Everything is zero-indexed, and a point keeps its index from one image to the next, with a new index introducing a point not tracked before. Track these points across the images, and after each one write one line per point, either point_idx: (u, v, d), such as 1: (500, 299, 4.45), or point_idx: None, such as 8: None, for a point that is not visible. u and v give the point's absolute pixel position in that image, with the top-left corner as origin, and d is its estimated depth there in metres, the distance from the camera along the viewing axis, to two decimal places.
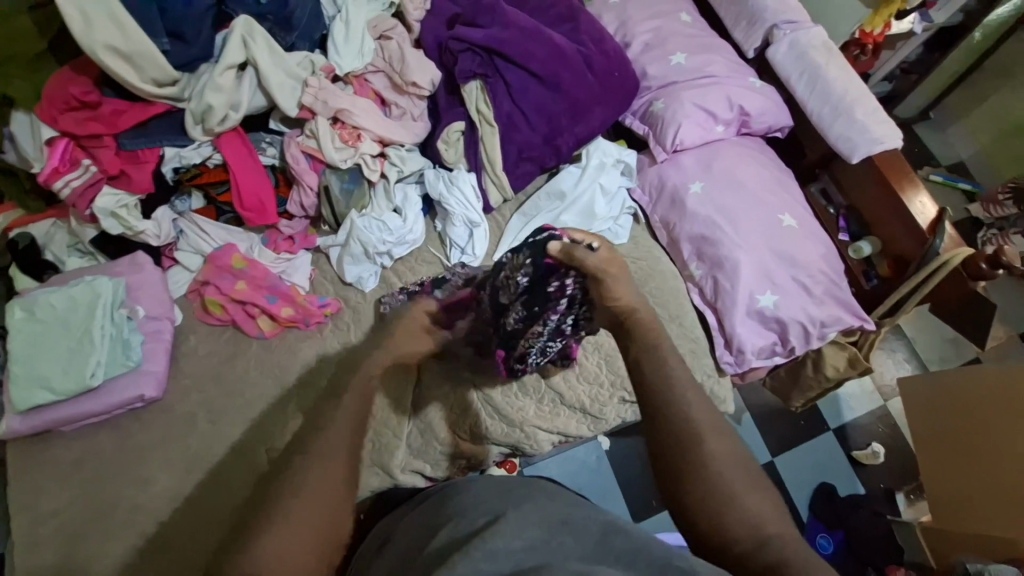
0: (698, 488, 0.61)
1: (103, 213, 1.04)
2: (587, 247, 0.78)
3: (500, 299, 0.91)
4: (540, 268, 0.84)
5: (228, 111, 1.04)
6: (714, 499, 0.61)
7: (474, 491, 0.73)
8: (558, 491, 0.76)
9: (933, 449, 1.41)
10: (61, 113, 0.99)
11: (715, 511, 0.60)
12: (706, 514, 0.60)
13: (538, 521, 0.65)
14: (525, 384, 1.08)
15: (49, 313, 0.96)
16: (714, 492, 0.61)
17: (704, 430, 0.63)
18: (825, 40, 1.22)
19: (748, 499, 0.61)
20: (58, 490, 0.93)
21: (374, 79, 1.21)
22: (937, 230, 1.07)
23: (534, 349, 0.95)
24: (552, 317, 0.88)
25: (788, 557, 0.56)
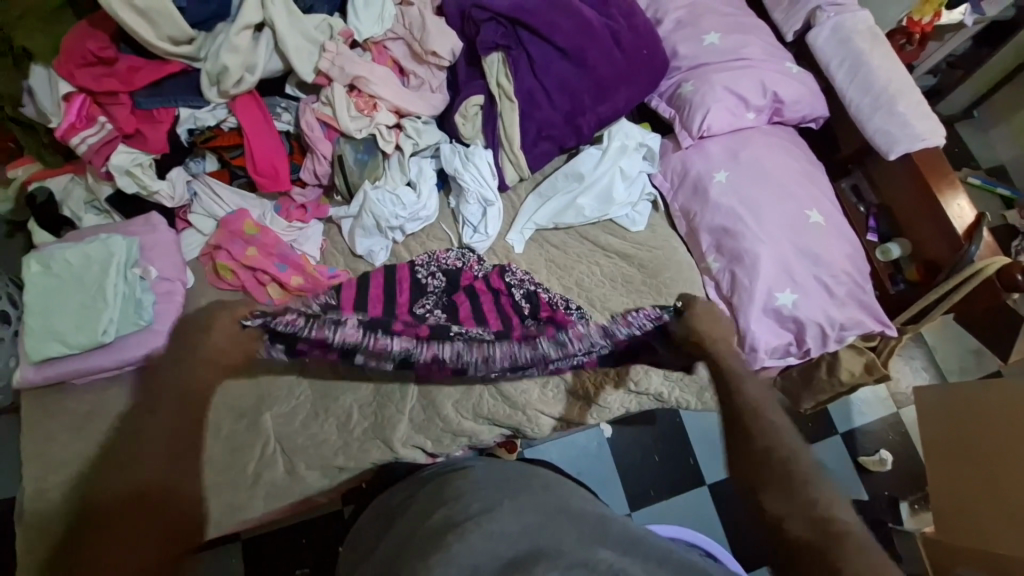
0: (759, 463, 0.68)
1: (119, 170, 1.04)
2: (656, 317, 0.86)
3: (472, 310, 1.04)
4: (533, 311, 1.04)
5: (244, 74, 1.03)
6: (777, 482, 0.67)
7: (476, 476, 0.72)
8: (558, 479, 0.76)
9: (946, 464, 1.38)
10: (80, 67, 0.99)
11: (781, 491, 0.66)
12: (774, 501, 0.66)
13: (538, 506, 0.65)
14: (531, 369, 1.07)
15: (64, 269, 0.97)
16: (776, 477, 0.67)
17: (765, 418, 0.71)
18: (871, 26, 1.15)
19: (820, 488, 0.66)
20: (71, 441, 0.96)
21: (394, 47, 1.18)
22: (974, 235, 1.02)
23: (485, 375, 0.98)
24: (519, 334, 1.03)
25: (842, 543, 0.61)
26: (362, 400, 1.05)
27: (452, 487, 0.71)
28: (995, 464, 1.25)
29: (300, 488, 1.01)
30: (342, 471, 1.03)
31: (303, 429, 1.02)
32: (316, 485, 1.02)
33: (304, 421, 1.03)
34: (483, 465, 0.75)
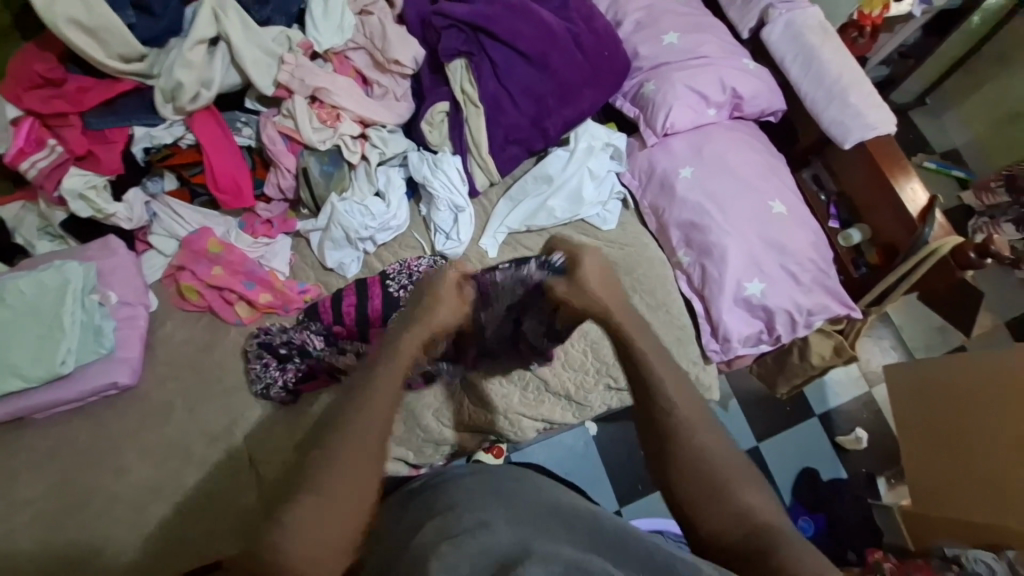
0: (693, 471, 0.60)
1: (71, 195, 0.99)
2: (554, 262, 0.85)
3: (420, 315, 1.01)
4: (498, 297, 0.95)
5: (200, 89, 1.00)
6: (706, 492, 0.60)
7: (466, 484, 0.70)
8: (549, 483, 0.75)
9: (922, 446, 1.41)
10: (26, 90, 0.95)
11: (709, 501, 0.59)
12: (708, 516, 0.59)
13: (532, 515, 0.64)
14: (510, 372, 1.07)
15: (17, 300, 0.92)
16: (708, 486, 0.60)
17: (692, 428, 0.61)
18: (821, 21, 1.18)
19: (751, 494, 0.59)
20: (33, 478, 0.91)
21: (355, 57, 1.17)
22: (927, 218, 1.06)
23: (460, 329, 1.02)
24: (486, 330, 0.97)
25: (775, 545, 0.56)
26: None
27: (444, 499, 0.68)
28: (970, 445, 1.29)
29: None
30: None
31: None
32: None
33: None
34: (472, 475, 0.73)
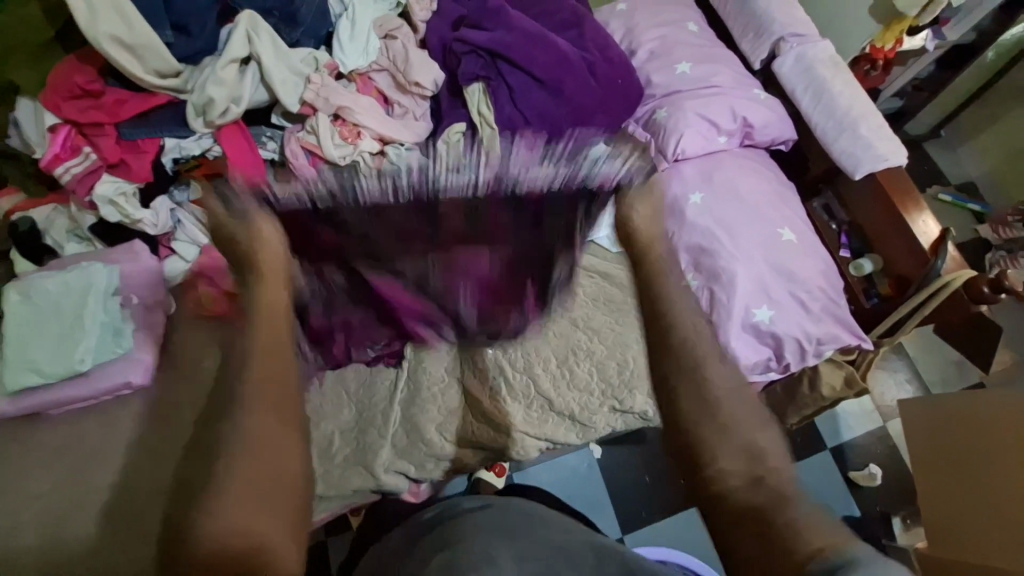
0: (697, 409, 0.61)
1: (102, 200, 1.03)
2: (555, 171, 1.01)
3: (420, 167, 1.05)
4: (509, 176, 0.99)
5: (229, 105, 1.04)
6: (709, 431, 0.60)
7: (474, 519, 0.73)
8: (548, 514, 0.81)
9: (937, 483, 1.39)
10: (65, 99, 0.99)
11: (723, 436, 0.60)
12: (719, 451, 0.59)
13: (537, 552, 0.65)
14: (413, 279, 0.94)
15: (43, 298, 0.96)
16: (700, 425, 0.60)
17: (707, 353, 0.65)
18: (833, 55, 1.20)
19: (762, 438, 0.61)
20: (43, 474, 0.93)
21: (378, 78, 1.22)
22: (939, 251, 1.06)
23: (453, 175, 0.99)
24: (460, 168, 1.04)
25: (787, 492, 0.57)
26: (345, 425, 1.05)
27: (457, 529, 0.71)
28: (983, 483, 1.27)
29: None
30: (323, 497, 1.02)
31: None
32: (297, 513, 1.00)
33: None
34: (484, 509, 0.75)
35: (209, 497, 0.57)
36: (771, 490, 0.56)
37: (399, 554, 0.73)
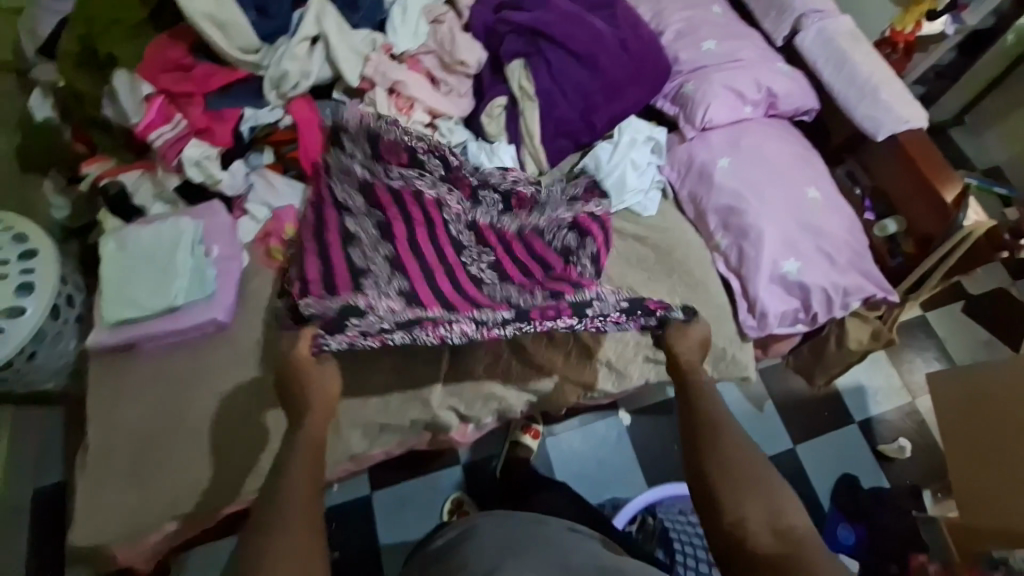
0: (722, 471, 0.78)
1: (189, 162, 1.15)
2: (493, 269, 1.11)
3: (394, 278, 1.02)
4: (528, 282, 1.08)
5: (300, 79, 1.17)
6: (733, 490, 0.76)
7: (482, 538, 0.94)
8: (559, 530, 0.98)
9: (954, 451, 1.43)
10: (161, 72, 1.13)
11: (742, 494, 0.76)
12: (737, 509, 0.75)
13: (536, 562, 0.85)
14: (379, 289, 0.98)
15: (139, 246, 1.08)
16: (726, 483, 0.77)
17: (727, 433, 0.81)
18: (853, 28, 1.28)
19: (778, 499, 0.76)
20: (136, 399, 1.05)
21: (426, 60, 1.32)
22: (962, 204, 1.11)
23: (471, 261, 1.11)
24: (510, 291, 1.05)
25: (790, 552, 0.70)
26: (399, 368, 1.12)
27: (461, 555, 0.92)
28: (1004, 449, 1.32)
29: (345, 447, 1.09)
30: (382, 430, 1.11)
31: (346, 394, 1.09)
32: (358, 445, 1.10)
33: (347, 388, 1.10)
34: (488, 530, 0.96)
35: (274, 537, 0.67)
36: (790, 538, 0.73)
37: (442, 564, 0.94)
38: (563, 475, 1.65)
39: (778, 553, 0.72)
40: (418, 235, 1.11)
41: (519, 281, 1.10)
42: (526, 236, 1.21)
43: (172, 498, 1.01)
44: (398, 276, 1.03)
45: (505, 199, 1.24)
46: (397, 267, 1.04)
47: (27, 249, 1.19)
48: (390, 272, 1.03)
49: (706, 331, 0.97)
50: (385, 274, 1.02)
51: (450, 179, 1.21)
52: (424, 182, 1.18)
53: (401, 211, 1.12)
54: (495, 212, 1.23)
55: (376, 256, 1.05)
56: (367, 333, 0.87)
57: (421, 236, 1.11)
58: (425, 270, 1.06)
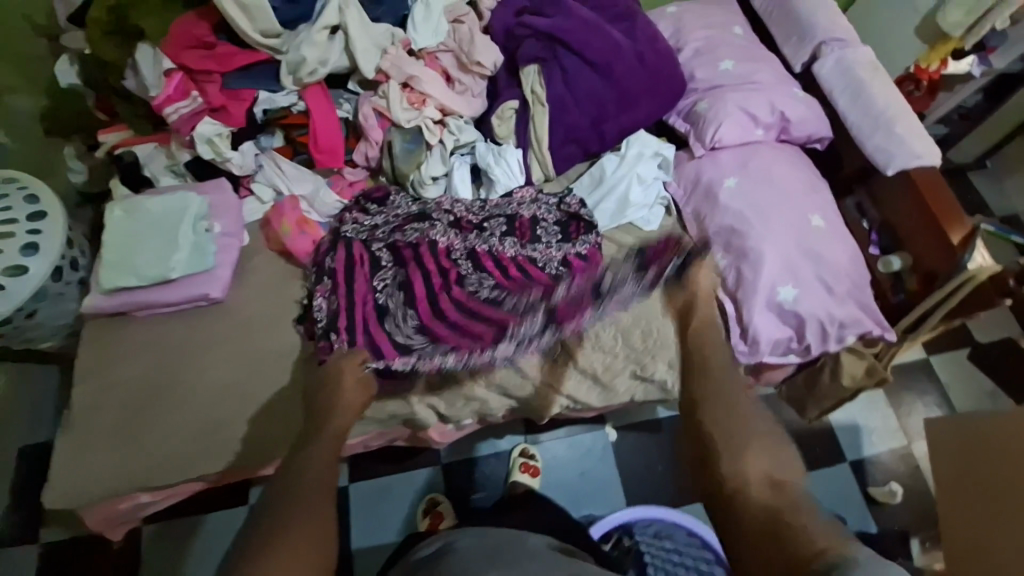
0: (719, 425, 0.76)
1: (201, 139, 1.17)
2: (515, 299, 1.14)
3: (421, 322, 1.09)
4: (551, 304, 1.14)
5: (318, 66, 1.18)
6: (730, 445, 0.74)
7: (463, 553, 0.91)
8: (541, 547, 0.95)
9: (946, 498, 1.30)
10: (184, 49, 1.16)
11: (737, 448, 0.73)
12: (733, 463, 0.72)
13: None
14: (414, 338, 1.08)
15: (144, 215, 1.10)
16: (724, 439, 0.74)
17: (727, 391, 0.80)
18: (872, 60, 1.27)
19: (776, 459, 0.73)
20: (124, 365, 1.06)
21: (443, 58, 1.33)
22: (969, 244, 1.10)
23: (472, 282, 1.14)
24: (531, 313, 1.13)
25: (790, 512, 0.66)
26: None
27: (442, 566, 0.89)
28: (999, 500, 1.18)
29: None
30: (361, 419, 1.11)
31: None
32: None
33: None
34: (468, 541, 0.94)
35: (287, 503, 0.69)
36: (785, 497, 0.69)
37: None
38: (544, 484, 1.64)
39: (771, 509, 0.67)
40: (434, 276, 1.14)
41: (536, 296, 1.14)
42: (525, 262, 1.18)
43: (148, 465, 1.01)
44: (429, 329, 1.10)
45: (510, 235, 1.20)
46: (416, 316, 1.10)
47: (38, 210, 1.22)
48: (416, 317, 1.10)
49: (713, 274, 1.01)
50: (410, 316, 1.10)
51: (455, 223, 1.22)
52: (433, 232, 1.19)
53: (417, 267, 1.14)
54: (497, 235, 1.20)
55: (408, 309, 1.10)
56: (417, 362, 1.07)
57: (439, 275, 1.14)
58: (446, 307, 1.11)
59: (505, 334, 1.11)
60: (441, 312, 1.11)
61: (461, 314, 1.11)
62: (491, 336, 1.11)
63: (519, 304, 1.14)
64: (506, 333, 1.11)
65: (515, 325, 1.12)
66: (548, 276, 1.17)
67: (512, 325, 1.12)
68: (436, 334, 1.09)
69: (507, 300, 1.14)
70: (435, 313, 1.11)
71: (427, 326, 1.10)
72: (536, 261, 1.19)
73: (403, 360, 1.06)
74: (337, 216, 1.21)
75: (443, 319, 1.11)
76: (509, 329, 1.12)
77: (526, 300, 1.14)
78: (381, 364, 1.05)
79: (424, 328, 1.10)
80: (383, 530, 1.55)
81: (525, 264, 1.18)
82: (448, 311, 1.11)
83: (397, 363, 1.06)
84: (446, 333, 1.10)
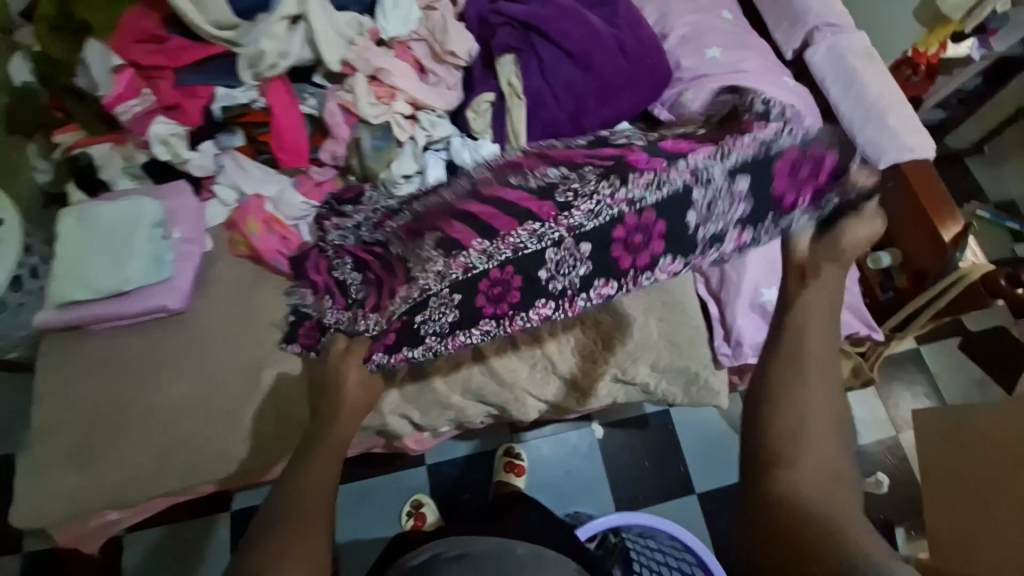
0: (791, 410, 0.61)
1: (156, 139, 1.11)
2: (556, 243, 0.91)
3: (442, 284, 0.93)
4: (609, 245, 0.92)
5: (277, 59, 1.11)
6: (796, 434, 0.61)
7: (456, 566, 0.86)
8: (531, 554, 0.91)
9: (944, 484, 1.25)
10: (134, 44, 1.10)
11: (802, 439, 0.60)
12: (789, 455, 0.60)
13: None
14: (436, 302, 0.94)
15: (97, 223, 1.05)
16: (791, 427, 0.61)
17: (816, 372, 0.63)
18: (867, 46, 1.20)
19: (838, 457, 0.61)
20: (83, 381, 1.02)
21: (416, 47, 1.26)
22: (960, 243, 1.05)
23: (501, 237, 0.92)
24: (580, 256, 0.92)
25: (843, 523, 0.56)
26: None
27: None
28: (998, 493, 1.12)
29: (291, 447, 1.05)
30: None
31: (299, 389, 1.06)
32: None
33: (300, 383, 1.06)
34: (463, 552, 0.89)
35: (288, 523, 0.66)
36: (841, 508, 0.57)
37: None
38: (529, 482, 1.63)
39: (818, 517, 0.56)
40: (452, 235, 0.94)
41: (587, 250, 0.92)
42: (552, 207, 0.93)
43: (110, 485, 0.98)
44: (469, 321, 0.95)
45: (528, 198, 0.94)
46: (435, 281, 0.93)
47: None
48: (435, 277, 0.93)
49: (877, 226, 0.73)
50: (430, 275, 0.93)
51: (471, 189, 1.02)
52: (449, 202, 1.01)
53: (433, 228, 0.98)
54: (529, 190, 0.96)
55: (431, 275, 0.93)
56: (442, 335, 0.96)
57: (458, 232, 0.94)
58: (465, 264, 0.93)
59: (545, 280, 0.93)
60: (463, 271, 0.92)
61: (495, 266, 0.92)
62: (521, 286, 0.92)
63: (563, 252, 0.92)
64: (552, 282, 0.93)
65: (561, 276, 0.93)
66: (611, 201, 0.91)
67: (555, 275, 0.92)
68: (469, 296, 0.93)
69: (548, 246, 0.92)
70: (453, 274, 0.92)
71: (449, 284, 0.93)
72: (578, 229, 0.91)
73: (423, 330, 0.95)
74: (312, 218, 1.15)
75: (469, 284, 0.93)
76: (556, 270, 0.92)
77: (582, 240, 0.91)
78: (385, 355, 0.94)
79: (445, 294, 0.93)
80: (368, 533, 1.54)
81: (572, 205, 0.92)
82: (460, 266, 0.92)
83: (417, 349, 0.96)
84: (483, 297, 0.93)
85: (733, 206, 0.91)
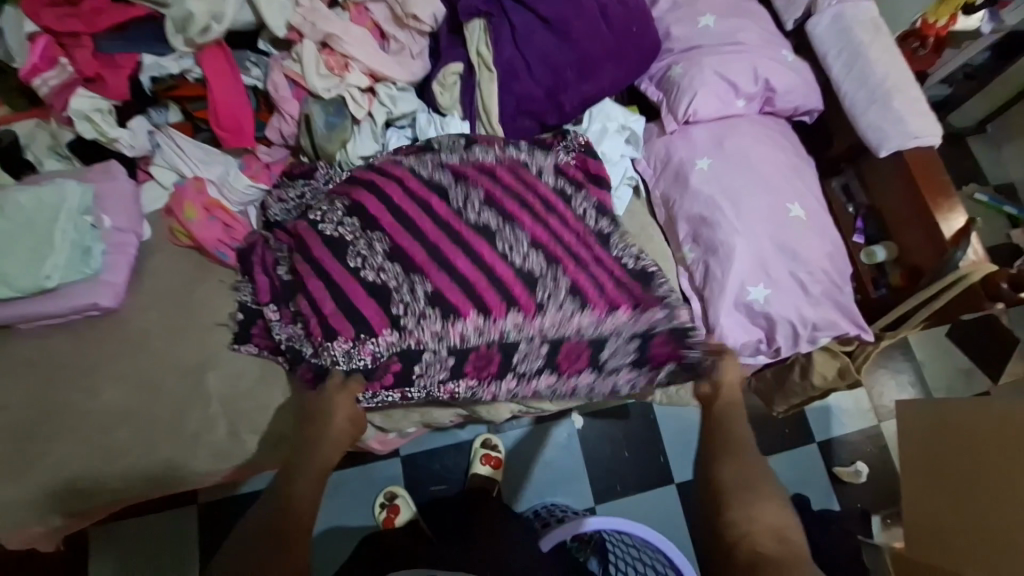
0: (733, 469, 0.76)
1: (77, 115, 0.98)
2: (529, 337, 0.97)
3: (437, 351, 0.94)
4: (559, 344, 0.98)
5: (210, 23, 0.97)
6: (741, 492, 0.74)
7: None
8: None
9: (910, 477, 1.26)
10: (43, 6, 0.97)
11: (746, 493, 0.74)
12: (740, 506, 0.73)
13: None
14: (428, 358, 0.94)
15: (11, 210, 0.91)
16: (737, 482, 0.75)
17: (743, 443, 0.79)
18: (874, 17, 1.09)
19: (779, 508, 0.74)
20: (7, 384, 0.93)
21: (374, 8, 1.11)
22: (960, 241, 0.97)
23: (486, 317, 0.95)
24: (543, 349, 0.98)
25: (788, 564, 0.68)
26: None
27: None
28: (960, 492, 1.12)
29: (242, 453, 0.98)
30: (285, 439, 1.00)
31: (250, 393, 0.98)
32: (256, 450, 0.99)
33: (250, 386, 0.99)
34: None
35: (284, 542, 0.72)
36: (790, 550, 0.70)
37: None
38: (505, 474, 1.60)
39: (770, 562, 0.68)
40: (450, 295, 0.94)
41: (541, 351, 0.98)
42: (528, 295, 0.97)
43: (46, 496, 0.91)
44: (458, 377, 0.97)
45: (511, 279, 0.97)
46: (428, 337, 0.94)
47: None
48: (433, 335, 0.94)
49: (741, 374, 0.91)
50: (420, 336, 0.94)
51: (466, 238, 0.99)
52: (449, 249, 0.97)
53: (434, 273, 0.95)
54: (517, 264, 0.98)
55: (428, 331, 0.94)
56: (428, 391, 0.97)
57: (454, 293, 0.94)
58: (460, 331, 0.94)
59: (520, 360, 0.98)
60: (460, 336, 0.94)
61: (481, 342, 0.96)
62: (497, 370, 0.97)
63: (528, 348, 0.98)
64: (519, 364, 0.98)
65: (529, 365, 0.98)
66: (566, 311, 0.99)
67: (526, 363, 0.98)
68: (456, 361, 0.95)
69: (521, 337, 0.97)
70: (452, 339, 0.94)
71: (439, 345, 0.94)
72: (545, 334, 0.98)
73: (409, 382, 0.95)
74: (263, 207, 1.06)
75: (458, 351, 0.95)
76: (525, 363, 0.98)
77: (547, 342, 0.98)
78: (369, 392, 0.95)
79: (436, 354, 0.95)
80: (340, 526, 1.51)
81: (545, 297, 0.98)
82: (459, 336, 0.94)
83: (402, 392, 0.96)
84: (468, 365, 0.96)
85: (627, 360, 1.03)
